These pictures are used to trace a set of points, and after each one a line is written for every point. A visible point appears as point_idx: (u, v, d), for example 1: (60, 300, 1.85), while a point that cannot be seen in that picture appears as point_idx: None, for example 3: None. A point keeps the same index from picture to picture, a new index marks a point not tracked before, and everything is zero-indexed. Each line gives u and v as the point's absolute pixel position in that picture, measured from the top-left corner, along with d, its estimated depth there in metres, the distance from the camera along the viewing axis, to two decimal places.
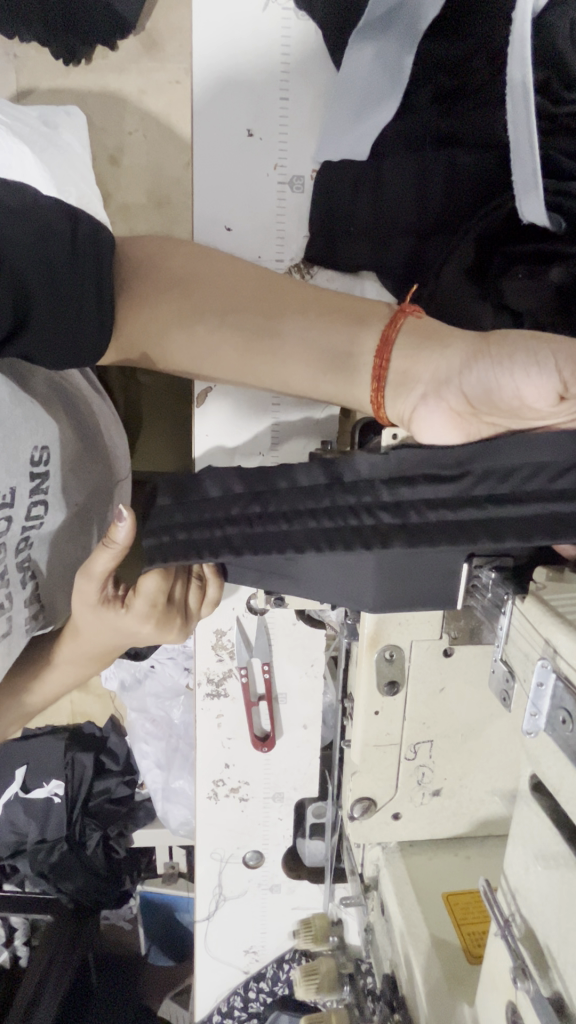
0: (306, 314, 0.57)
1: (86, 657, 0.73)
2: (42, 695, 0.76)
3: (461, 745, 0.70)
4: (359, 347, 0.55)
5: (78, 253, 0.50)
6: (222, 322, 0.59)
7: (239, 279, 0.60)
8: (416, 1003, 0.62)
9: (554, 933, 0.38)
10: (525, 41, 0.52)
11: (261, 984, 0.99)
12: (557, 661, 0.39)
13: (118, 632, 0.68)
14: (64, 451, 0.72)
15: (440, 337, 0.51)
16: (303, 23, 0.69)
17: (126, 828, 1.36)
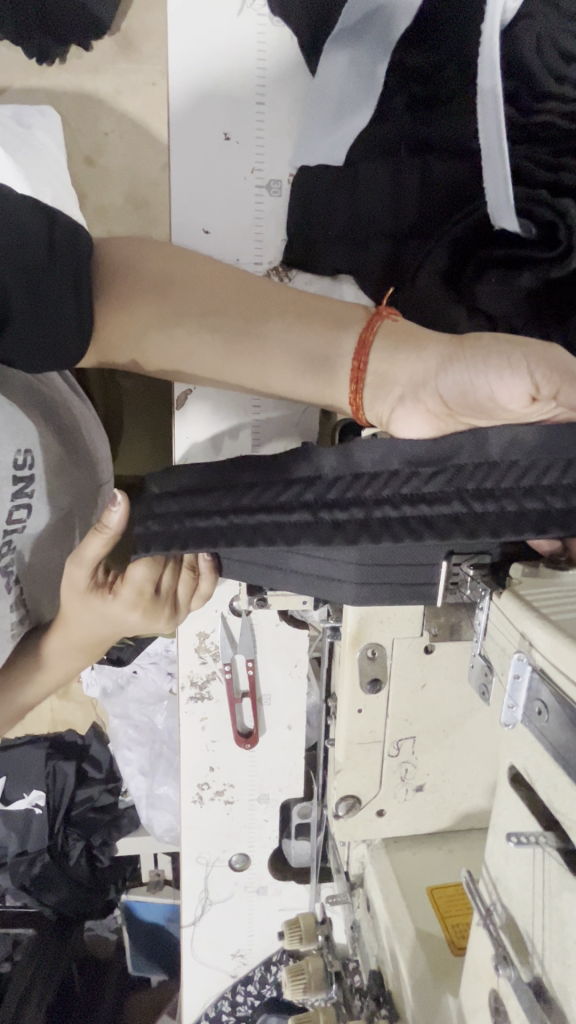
0: (287, 316, 0.58)
1: (73, 656, 0.73)
2: (27, 699, 0.75)
3: (443, 741, 0.71)
4: (338, 350, 0.56)
5: (55, 253, 0.50)
6: (203, 322, 0.59)
7: (220, 281, 0.60)
8: (403, 997, 0.62)
9: (533, 919, 0.39)
10: (494, 48, 0.53)
11: (249, 987, 0.99)
12: (533, 653, 0.40)
13: (105, 626, 0.68)
14: (46, 455, 0.71)
15: (416, 340, 0.52)
16: (278, 30, 0.70)
17: (110, 835, 1.35)
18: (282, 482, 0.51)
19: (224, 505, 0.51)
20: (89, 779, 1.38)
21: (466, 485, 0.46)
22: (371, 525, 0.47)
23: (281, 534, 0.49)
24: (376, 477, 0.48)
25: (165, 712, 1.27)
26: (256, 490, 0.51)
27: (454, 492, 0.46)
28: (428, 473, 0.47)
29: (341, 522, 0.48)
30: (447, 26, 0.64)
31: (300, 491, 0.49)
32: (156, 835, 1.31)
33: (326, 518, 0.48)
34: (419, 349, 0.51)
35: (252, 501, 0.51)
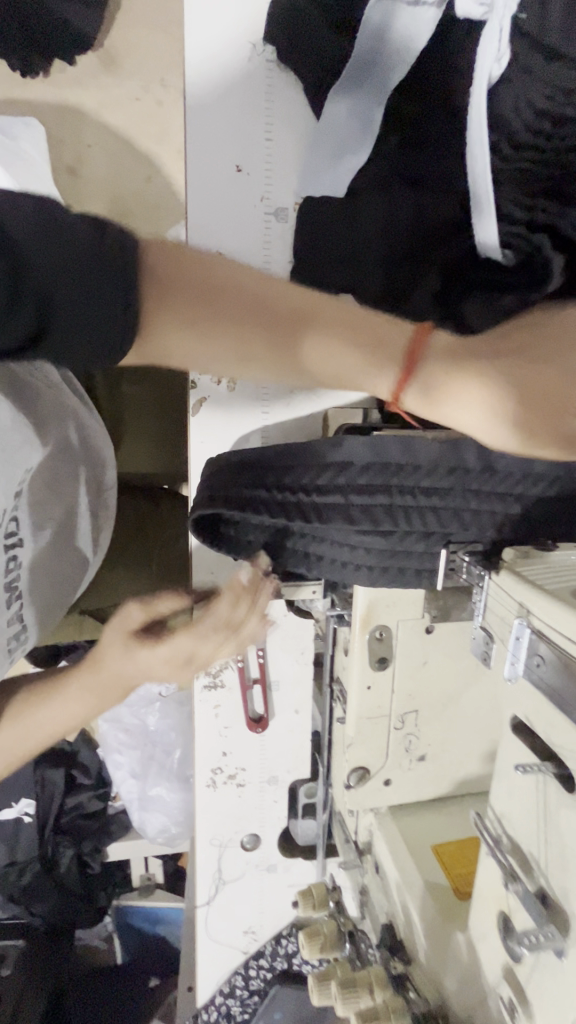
0: (305, 322, 0.48)
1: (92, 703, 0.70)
2: (30, 744, 0.71)
3: (442, 714, 0.79)
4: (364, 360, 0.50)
5: (84, 314, 0.39)
6: (213, 348, 0.46)
7: (210, 278, 0.45)
8: (415, 941, 0.69)
9: (536, 840, 0.47)
10: (480, 110, 0.61)
11: (261, 961, 1.04)
12: (531, 618, 0.48)
13: (126, 674, 0.66)
14: (39, 470, 0.76)
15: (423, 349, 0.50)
16: (285, 76, 0.77)
17: (99, 842, 1.50)
18: (321, 469, 0.59)
19: (270, 482, 0.60)
20: (78, 787, 1.51)
21: (466, 479, 0.57)
22: (395, 510, 0.58)
23: (317, 509, 0.59)
24: (400, 466, 0.57)
25: (157, 714, 1.37)
26: (296, 473, 0.59)
27: (460, 486, 0.57)
28: (439, 465, 0.57)
29: (371, 505, 0.58)
30: (435, 74, 0.68)
31: (336, 476, 0.58)
32: (150, 836, 1.45)
33: (353, 501, 0.58)
34: (430, 363, 0.50)
35: (294, 480, 0.59)
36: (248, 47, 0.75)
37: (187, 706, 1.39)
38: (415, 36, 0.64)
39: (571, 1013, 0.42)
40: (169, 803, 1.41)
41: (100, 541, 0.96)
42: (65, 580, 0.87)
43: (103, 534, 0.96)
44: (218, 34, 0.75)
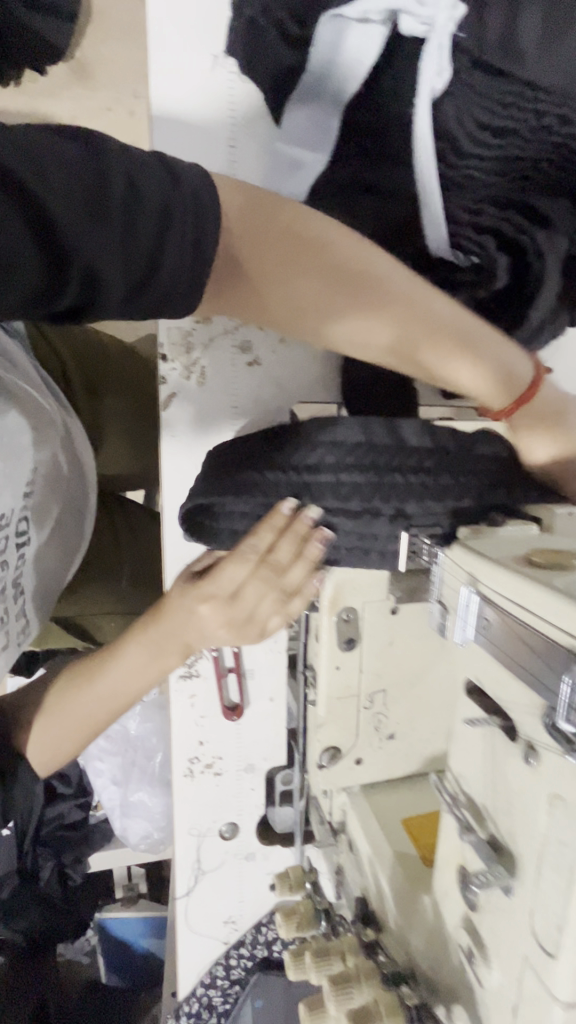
0: (379, 295, 0.58)
1: (154, 662, 0.79)
2: (104, 711, 0.80)
3: (409, 692, 0.82)
4: (417, 329, 0.59)
5: (159, 264, 0.47)
6: (309, 313, 0.59)
7: (312, 254, 0.57)
8: (385, 909, 0.72)
9: (487, 792, 0.50)
10: (426, 128, 0.66)
11: (241, 950, 1.06)
12: (479, 586, 0.51)
13: (173, 627, 0.77)
14: (47, 473, 0.82)
15: (454, 327, 0.60)
16: (246, 86, 0.79)
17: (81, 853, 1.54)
18: (312, 449, 0.62)
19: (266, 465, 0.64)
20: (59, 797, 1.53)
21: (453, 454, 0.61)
22: (384, 486, 0.60)
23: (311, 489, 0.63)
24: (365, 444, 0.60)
25: (138, 719, 1.39)
26: (288, 454, 0.63)
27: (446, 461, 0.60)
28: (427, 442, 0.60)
29: (359, 482, 0.61)
30: (387, 85, 0.70)
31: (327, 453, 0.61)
32: (132, 843, 1.48)
33: (343, 479, 0.62)
34: (441, 342, 0.60)
35: (287, 463, 0.63)
36: (210, 60, 0.78)
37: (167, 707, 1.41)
38: (367, 50, 0.67)
39: (521, 948, 0.45)
40: (151, 808, 1.44)
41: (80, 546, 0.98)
42: (52, 581, 0.91)
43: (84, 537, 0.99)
44: (179, 45, 0.78)
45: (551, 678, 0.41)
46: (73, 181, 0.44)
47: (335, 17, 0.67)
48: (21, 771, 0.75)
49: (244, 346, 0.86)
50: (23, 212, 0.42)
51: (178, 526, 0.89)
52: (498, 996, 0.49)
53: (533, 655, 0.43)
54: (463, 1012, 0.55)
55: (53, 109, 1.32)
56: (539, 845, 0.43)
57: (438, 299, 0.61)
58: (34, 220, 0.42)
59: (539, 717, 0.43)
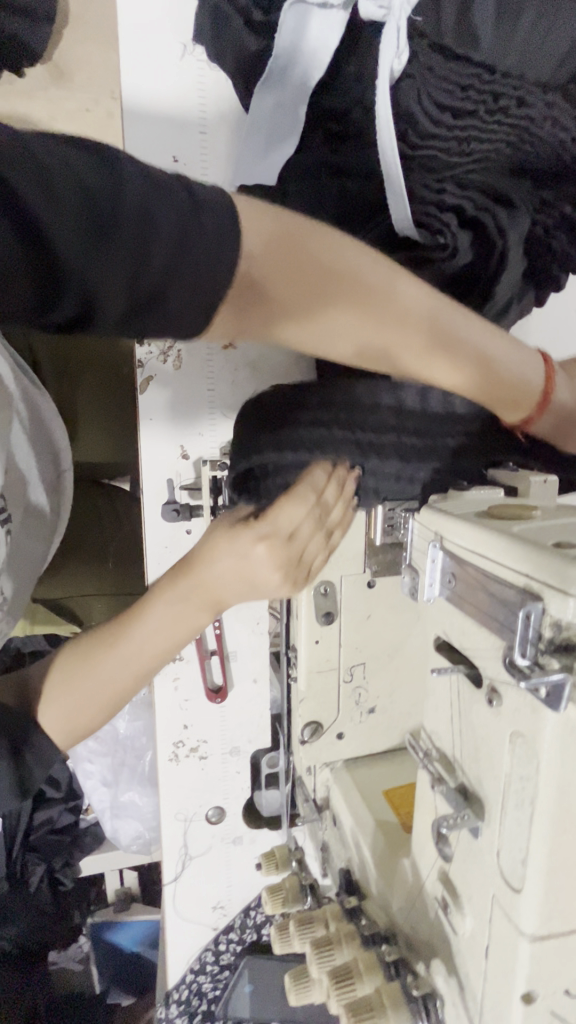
0: (384, 313, 0.57)
1: (184, 616, 0.75)
2: (128, 676, 0.77)
3: (388, 664, 0.83)
4: (421, 344, 0.60)
5: (166, 283, 0.45)
6: (316, 335, 0.57)
7: (315, 273, 0.54)
8: (368, 877, 0.73)
9: (456, 742, 0.51)
10: (392, 141, 0.68)
11: (230, 935, 1.06)
12: (444, 542, 0.52)
13: (213, 573, 0.73)
14: (17, 451, 0.84)
15: (455, 333, 0.62)
16: (215, 75, 0.82)
17: (71, 857, 1.53)
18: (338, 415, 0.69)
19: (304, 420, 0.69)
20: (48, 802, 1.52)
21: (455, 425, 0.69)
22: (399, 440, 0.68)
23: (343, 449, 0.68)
24: (390, 411, 0.68)
25: (126, 717, 1.39)
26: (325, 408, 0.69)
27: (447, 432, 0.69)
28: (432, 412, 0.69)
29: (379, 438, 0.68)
30: (349, 69, 0.73)
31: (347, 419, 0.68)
32: (123, 842, 1.48)
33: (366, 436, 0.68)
34: (442, 354, 0.62)
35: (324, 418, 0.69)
36: (180, 48, 0.80)
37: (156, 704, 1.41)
38: (327, 39, 0.70)
39: (490, 888, 0.47)
40: (142, 808, 1.45)
41: (58, 521, 1.01)
42: (36, 558, 0.93)
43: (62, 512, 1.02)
44: (147, 30, 0.79)
45: (509, 616, 0.43)
46: (79, 186, 0.41)
47: (298, 6, 0.69)
48: (36, 739, 0.74)
49: None
50: (19, 222, 0.39)
51: (157, 509, 0.89)
52: (471, 942, 0.50)
53: (493, 600, 0.45)
54: (440, 965, 0.56)
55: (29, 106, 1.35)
56: (503, 784, 0.45)
57: (437, 305, 0.61)
58: (30, 232, 0.40)
59: (499, 657, 0.44)
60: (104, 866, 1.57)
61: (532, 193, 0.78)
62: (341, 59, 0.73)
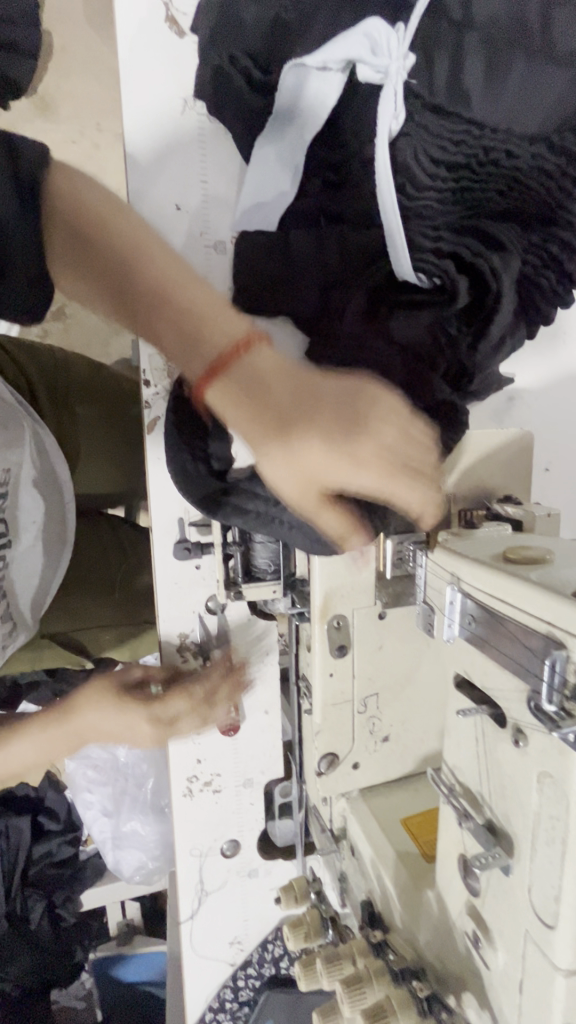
0: (148, 297, 0.51)
1: (50, 748, 0.87)
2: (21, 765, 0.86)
3: (400, 694, 0.84)
4: (183, 347, 0.52)
5: (12, 233, 0.50)
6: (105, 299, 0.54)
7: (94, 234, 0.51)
8: (392, 910, 0.73)
9: (482, 781, 0.53)
10: (393, 200, 0.73)
11: (249, 971, 1.05)
12: (461, 583, 0.54)
13: (83, 725, 0.89)
14: (24, 478, 0.88)
15: (219, 338, 0.51)
16: (215, 128, 0.83)
17: (72, 890, 1.53)
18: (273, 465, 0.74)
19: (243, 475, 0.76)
20: (48, 833, 1.56)
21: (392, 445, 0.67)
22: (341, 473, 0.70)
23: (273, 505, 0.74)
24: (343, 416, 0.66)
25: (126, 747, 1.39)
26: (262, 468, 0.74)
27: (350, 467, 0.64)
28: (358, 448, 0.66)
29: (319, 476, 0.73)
30: (346, 123, 0.77)
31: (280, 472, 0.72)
32: (127, 875, 1.46)
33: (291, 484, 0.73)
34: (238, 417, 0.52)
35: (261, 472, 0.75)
36: (180, 102, 0.82)
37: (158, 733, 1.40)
38: (327, 95, 0.74)
39: (522, 923, 0.48)
40: (145, 840, 1.42)
41: (65, 548, 1.01)
42: (36, 589, 0.95)
43: (67, 540, 1.01)
44: (149, 79, 0.81)
45: (532, 661, 0.45)
46: None
47: (297, 66, 0.73)
48: None
49: None
50: None
51: (168, 545, 0.90)
52: (505, 977, 0.52)
53: (515, 642, 0.47)
54: (471, 998, 0.57)
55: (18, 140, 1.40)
56: (532, 824, 0.46)
57: (223, 316, 0.51)
58: None
59: (523, 700, 0.46)
60: (109, 900, 1.55)
61: (521, 237, 0.78)
62: (338, 116, 0.77)
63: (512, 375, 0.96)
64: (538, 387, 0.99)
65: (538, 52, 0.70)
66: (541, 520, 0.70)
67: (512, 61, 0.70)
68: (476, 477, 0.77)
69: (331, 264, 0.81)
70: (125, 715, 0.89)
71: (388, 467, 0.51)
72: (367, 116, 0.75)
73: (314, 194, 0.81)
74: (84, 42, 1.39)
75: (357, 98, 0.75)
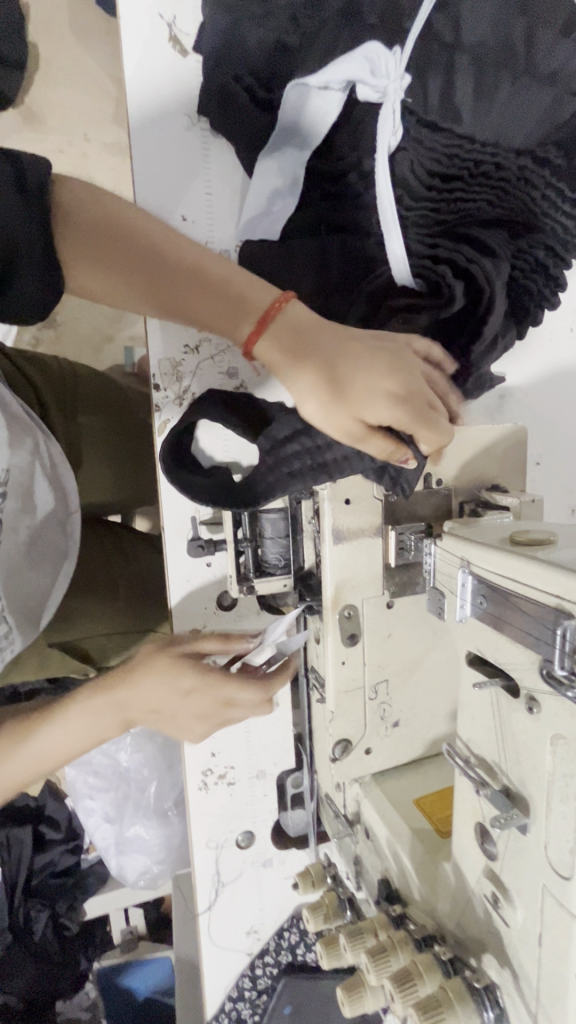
0: (192, 274, 0.59)
1: (95, 725, 0.75)
2: (70, 742, 0.75)
3: (409, 679, 0.87)
4: (219, 311, 0.60)
5: (20, 241, 0.52)
6: (133, 279, 0.59)
7: (108, 235, 0.57)
8: (409, 884, 0.77)
9: (496, 749, 0.57)
10: (392, 205, 0.77)
11: (266, 958, 1.08)
12: (471, 566, 0.58)
13: (133, 702, 0.76)
14: (22, 481, 0.86)
15: (245, 295, 0.59)
16: (219, 142, 0.88)
17: (75, 899, 1.53)
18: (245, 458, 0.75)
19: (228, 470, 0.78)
20: (49, 843, 1.55)
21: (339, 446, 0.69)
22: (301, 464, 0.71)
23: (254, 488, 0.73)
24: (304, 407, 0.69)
25: (129, 750, 1.40)
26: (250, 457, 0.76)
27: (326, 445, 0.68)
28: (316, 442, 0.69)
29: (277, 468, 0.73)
30: (344, 138, 0.81)
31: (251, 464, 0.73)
32: (132, 879, 1.46)
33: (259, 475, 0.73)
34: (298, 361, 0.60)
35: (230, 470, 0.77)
36: (185, 117, 0.86)
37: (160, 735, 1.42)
38: (328, 112, 0.78)
39: (539, 879, 0.52)
40: (149, 842, 1.43)
41: (68, 550, 1.00)
42: (35, 596, 0.93)
43: (71, 544, 1.01)
44: (154, 98, 0.85)
45: (542, 632, 0.49)
46: None
47: (298, 85, 0.77)
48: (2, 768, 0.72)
49: (230, 373, 0.93)
50: None
51: (179, 545, 0.94)
52: (523, 932, 0.55)
53: (525, 616, 0.51)
54: (492, 958, 0.61)
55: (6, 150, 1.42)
56: (546, 784, 0.50)
57: (258, 286, 0.60)
58: None
59: (535, 669, 0.50)
60: (114, 907, 1.55)
61: (508, 244, 0.82)
62: (336, 133, 0.82)
63: (503, 374, 1.01)
64: (525, 386, 1.04)
65: (522, 72, 0.74)
66: (528, 505, 0.74)
67: (499, 81, 0.74)
68: (476, 468, 0.81)
69: (332, 272, 0.85)
70: (183, 694, 0.77)
71: (416, 402, 0.60)
72: (364, 133, 0.80)
73: (315, 207, 0.86)
74: (71, 55, 1.42)
75: (354, 117, 0.80)
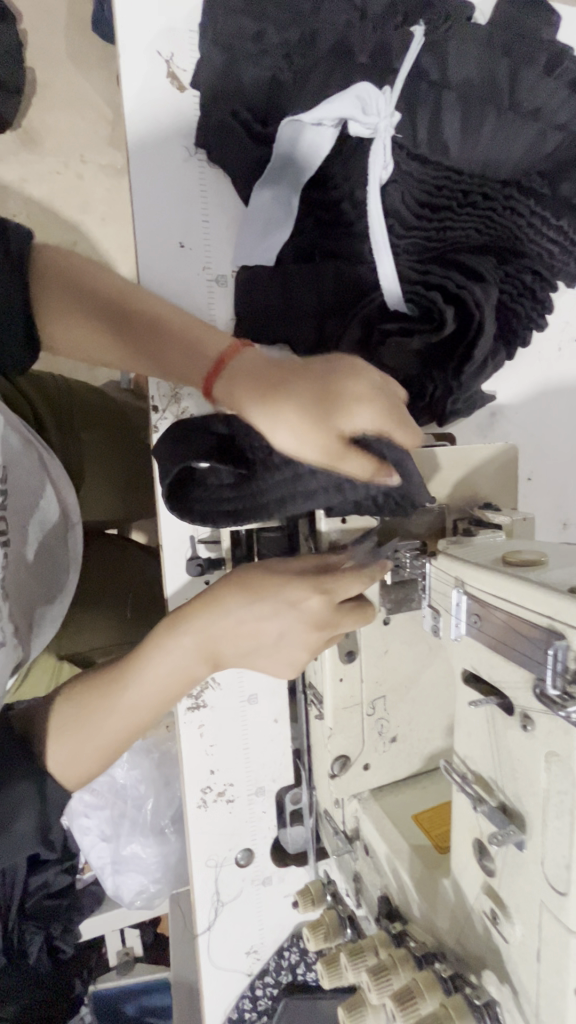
0: (150, 322, 0.68)
1: (183, 661, 0.73)
2: (158, 689, 0.74)
3: (405, 696, 0.88)
4: (174, 357, 0.68)
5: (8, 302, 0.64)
6: (96, 329, 0.69)
7: (74, 285, 0.67)
8: (409, 901, 0.77)
9: (493, 766, 0.58)
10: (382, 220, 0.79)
11: (266, 979, 1.07)
12: (465, 587, 0.60)
13: (221, 630, 0.74)
14: (23, 488, 0.87)
15: (200, 341, 0.67)
16: (216, 171, 0.89)
17: (71, 921, 1.49)
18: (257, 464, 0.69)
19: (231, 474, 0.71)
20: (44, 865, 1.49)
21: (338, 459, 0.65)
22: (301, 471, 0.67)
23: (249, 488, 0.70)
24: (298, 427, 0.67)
25: (125, 767, 1.40)
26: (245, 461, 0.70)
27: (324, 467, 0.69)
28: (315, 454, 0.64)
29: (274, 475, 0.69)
30: (337, 170, 0.85)
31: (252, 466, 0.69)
32: (128, 900, 1.44)
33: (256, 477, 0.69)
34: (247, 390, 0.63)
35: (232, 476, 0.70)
36: (182, 148, 0.88)
37: (157, 752, 1.41)
38: (320, 146, 0.82)
39: (537, 895, 0.53)
40: (146, 861, 1.41)
41: (70, 567, 1.01)
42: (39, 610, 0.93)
43: (73, 560, 1.01)
44: (154, 132, 0.87)
45: (535, 651, 0.50)
46: None
47: (293, 121, 0.80)
48: (96, 722, 0.72)
49: None
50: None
51: (177, 563, 0.95)
52: (523, 948, 0.56)
53: (518, 636, 0.52)
54: (492, 975, 0.62)
55: (4, 173, 1.45)
56: (542, 801, 0.52)
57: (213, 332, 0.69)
58: None
59: (528, 687, 0.52)
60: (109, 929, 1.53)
61: (497, 269, 0.85)
62: (330, 166, 0.85)
63: (493, 393, 1.03)
64: (515, 404, 1.06)
65: (506, 107, 0.78)
66: (520, 523, 0.76)
67: (485, 116, 0.77)
68: (468, 487, 0.83)
69: (327, 296, 0.87)
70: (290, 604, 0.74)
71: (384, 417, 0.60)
72: (356, 166, 0.83)
73: (309, 235, 0.89)
74: (67, 82, 1.45)
75: (347, 152, 0.84)
